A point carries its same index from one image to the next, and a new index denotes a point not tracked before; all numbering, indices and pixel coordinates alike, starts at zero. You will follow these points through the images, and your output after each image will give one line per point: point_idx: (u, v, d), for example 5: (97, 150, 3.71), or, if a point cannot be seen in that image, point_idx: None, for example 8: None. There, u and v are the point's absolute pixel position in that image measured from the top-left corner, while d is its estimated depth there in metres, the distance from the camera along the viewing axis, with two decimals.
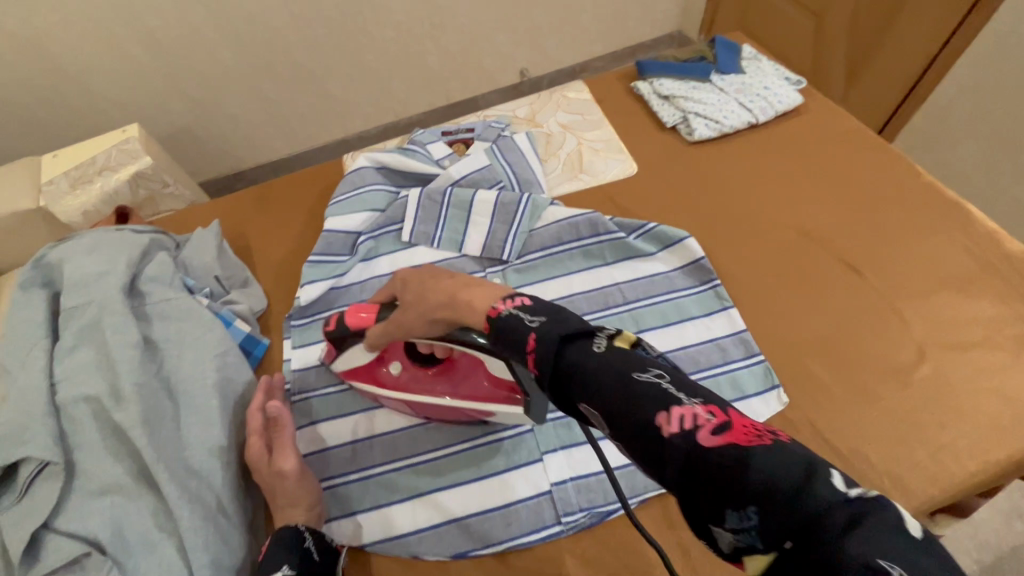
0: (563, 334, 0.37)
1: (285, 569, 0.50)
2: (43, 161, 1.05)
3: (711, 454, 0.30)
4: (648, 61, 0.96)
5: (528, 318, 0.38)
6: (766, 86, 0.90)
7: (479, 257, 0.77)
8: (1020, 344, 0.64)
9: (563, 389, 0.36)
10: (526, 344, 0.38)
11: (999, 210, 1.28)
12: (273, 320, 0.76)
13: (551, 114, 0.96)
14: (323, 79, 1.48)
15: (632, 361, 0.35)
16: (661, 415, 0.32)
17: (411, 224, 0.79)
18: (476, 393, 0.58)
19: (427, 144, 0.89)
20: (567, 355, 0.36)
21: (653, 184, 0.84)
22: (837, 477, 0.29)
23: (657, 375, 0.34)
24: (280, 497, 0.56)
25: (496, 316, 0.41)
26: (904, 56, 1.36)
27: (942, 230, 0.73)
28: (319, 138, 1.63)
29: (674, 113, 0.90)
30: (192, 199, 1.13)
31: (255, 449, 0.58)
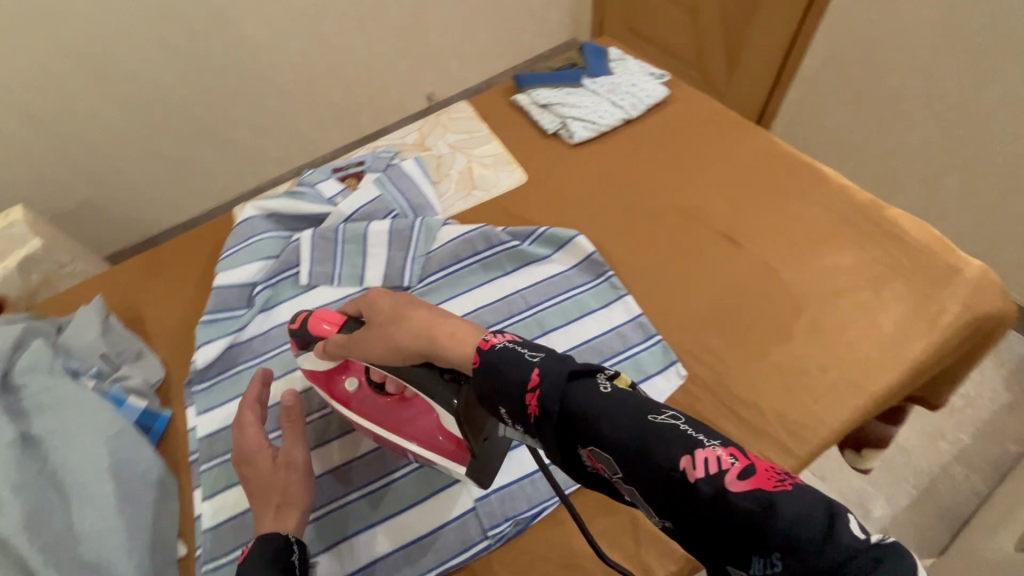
0: (569, 372, 0.41)
1: None
2: None
3: (741, 500, 0.34)
4: (524, 75, 1.01)
5: (530, 355, 0.42)
6: (633, 84, 0.96)
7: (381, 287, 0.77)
8: (879, 283, 0.70)
9: (571, 429, 0.40)
10: (527, 383, 0.41)
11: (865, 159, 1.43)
12: (173, 389, 0.72)
13: (440, 136, 0.98)
14: (223, 132, 1.48)
15: (644, 404, 0.39)
16: (688, 461, 0.36)
17: (308, 266, 0.78)
18: (428, 435, 0.56)
19: (317, 184, 0.87)
20: (575, 395, 0.40)
21: (542, 190, 0.87)
22: (851, 518, 0.33)
23: (672, 419, 0.38)
24: (275, 496, 0.54)
25: (490, 349, 0.45)
26: (768, 37, 1.53)
27: (802, 192, 0.80)
28: (227, 191, 1.59)
29: (554, 120, 0.94)
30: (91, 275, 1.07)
31: (255, 443, 0.57)
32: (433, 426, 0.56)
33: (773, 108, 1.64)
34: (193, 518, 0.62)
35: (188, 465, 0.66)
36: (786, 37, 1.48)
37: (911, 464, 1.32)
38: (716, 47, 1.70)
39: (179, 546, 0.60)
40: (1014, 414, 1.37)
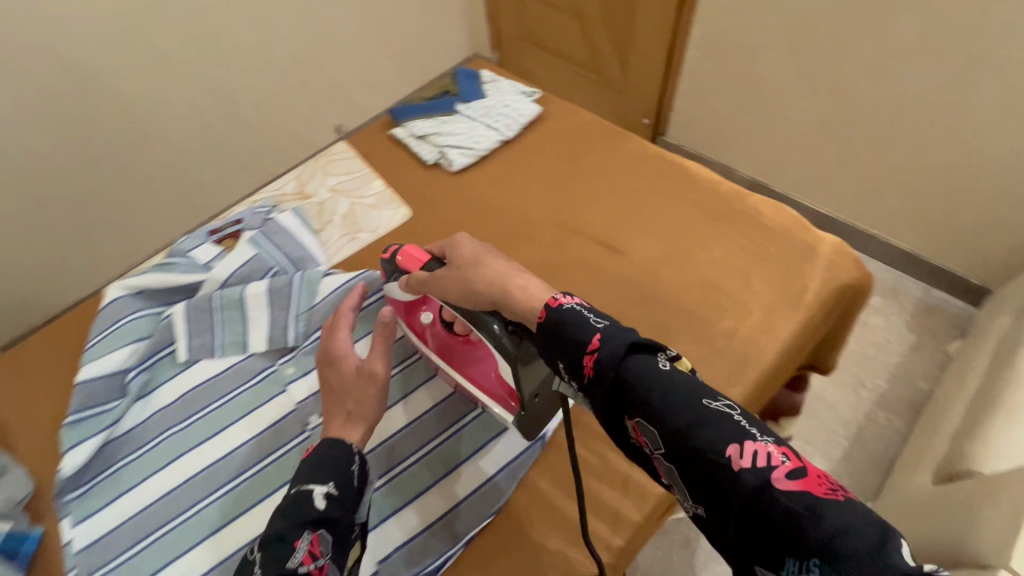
0: (630, 344, 0.46)
1: (330, 486, 0.52)
2: None
3: (787, 496, 0.37)
4: (399, 109, 1.00)
5: (596, 320, 0.47)
6: (506, 104, 0.97)
7: (267, 350, 0.74)
8: (749, 270, 0.74)
9: (622, 396, 0.45)
10: (587, 345, 0.47)
11: (755, 141, 1.59)
12: (44, 501, 0.66)
13: (320, 181, 0.96)
14: (113, 197, 1.43)
15: (703, 391, 0.44)
16: (738, 450, 0.40)
17: (185, 340, 0.74)
18: (484, 376, 0.65)
19: (191, 251, 0.83)
20: (632, 365, 0.45)
21: (427, 223, 0.86)
22: (903, 544, 0.35)
23: (726, 408, 0.42)
24: (348, 404, 0.59)
25: (558, 307, 0.50)
26: (652, 30, 1.56)
27: (673, 191, 0.83)
28: (129, 257, 1.54)
29: (432, 150, 0.93)
30: None
31: (343, 351, 0.62)
32: (489, 369, 0.64)
33: (670, 101, 1.70)
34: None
35: None
36: (669, 31, 1.52)
37: (837, 415, 1.39)
38: (606, 44, 1.73)
39: None
40: (920, 352, 1.45)
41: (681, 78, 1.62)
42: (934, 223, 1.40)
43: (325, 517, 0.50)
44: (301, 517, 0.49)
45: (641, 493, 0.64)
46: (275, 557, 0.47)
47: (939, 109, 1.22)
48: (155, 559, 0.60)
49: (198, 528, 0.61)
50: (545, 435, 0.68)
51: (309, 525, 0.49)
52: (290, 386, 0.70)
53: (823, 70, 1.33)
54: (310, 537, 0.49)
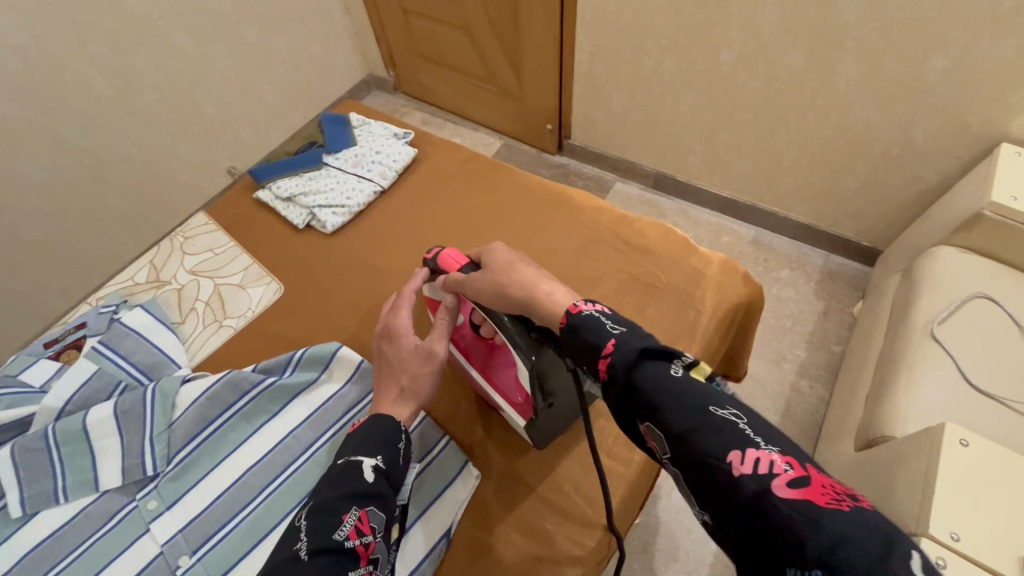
0: (641, 350, 0.43)
1: (376, 460, 0.51)
2: None
3: (786, 503, 0.32)
4: (260, 169, 0.91)
5: (612, 325, 0.44)
6: (377, 150, 0.90)
7: (123, 484, 0.63)
8: (644, 303, 0.71)
9: (630, 399, 0.42)
10: (603, 349, 0.44)
11: (651, 128, 1.59)
12: None
13: (178, 263, 0.85)
14: None
15: (712, 395, 0.40)
16: (737, 454, 0.35)
17: (14, 493, 0.61)
18: (506, 383, 0.59)
19: (19, 375, 0.71)
20: (640, 369, 0.42)
21: (302, 296, 0.78)
22: (920, 565, 0.30)
23: (733, 414, 0.38)
24: (403, 380, 0.57)
25: (577, 313, 0.47)
26: (540, 39, 1.55)
27: (561, 225, 0.80)
28: None
29: (301, 213, 0.85)
30: None
31: (404, 327, 0.60)
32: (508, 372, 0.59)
33: (569, 105, 1.70)
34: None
35: None
36: (554, 37, 1.52)
37: (768, 393, 1.39)
38: (498, 54, 1.69)
39: None
40: (830, 317, 1.48)
41: (574, 83, 1.62)
42: (824, 198, 1.46)
43: (373, 493, 0.49)
44: (349, 489, 0.48)
45: None
46: (320, 527, 0.46)
47: (813, 93, 1.27)
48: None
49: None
50: (450, 532, 0.57)
51: (358, 500, 0.48)
52: (153, 525, 0.61)
53: (703, 63, 1.36)
54: (358, 512, 0.47)
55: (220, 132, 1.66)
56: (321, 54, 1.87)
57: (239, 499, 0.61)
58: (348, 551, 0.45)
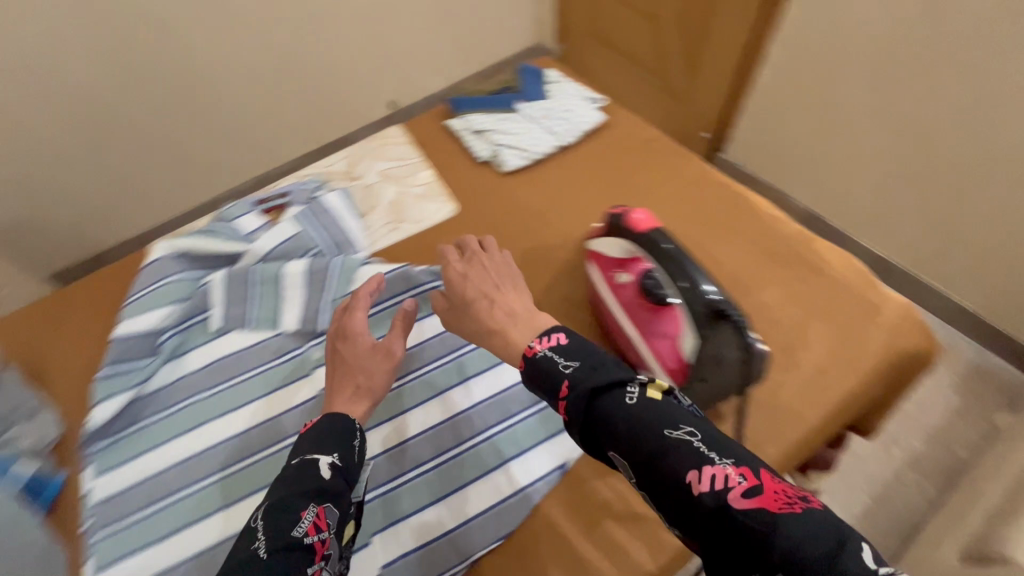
0: (590, 388, 0.47)
1: (332, 457, 0.53)
2: None
3: (744, 515, 0.36)
4: (459, 100, 0.98)
5: (565, 366, 0.48)
6: (569, 109, 0.94)
7: (297, 331, 0.73)
8: (803, 323, 0.69)
9: (595, 435, 0.45)
10: (558, 392, 0.49)
11: (830, 167, 1.40)
12: (70, 448, 0.67)
13: (370, 163, 0.95)
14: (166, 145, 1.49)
15: (666, 416, 0.43)
16: (693, 474, 0.39)
17: (219, 309, 0.74)
18: (660, 348, 0.60)
19: (235, 219, 0.83)
20: (598, 405, 0.45)
21: (472, 221, 0.85)
22: (869, 551, 0.34)
23: (689, 432, 0.42)
24: (359, 380, 0.61)
25: (533, 355, 0.51)
26: (731, 36, 1.40)
27: (734, 223, 0.79)
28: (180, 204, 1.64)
29: (486, 147, 0.91)
30: None
31: (359, 330, 0.63)
32: (665, 337, 0.60)
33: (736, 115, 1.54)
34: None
35: (81, 533, 0.61)
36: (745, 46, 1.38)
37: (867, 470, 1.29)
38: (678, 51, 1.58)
39: None
40: (966, 416, 1.32)
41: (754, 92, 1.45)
42: None
43: (329, 490, 0.51)
44: (310, 487, 0.50)
45: (663, 543, 0.56)
46: (280, 526, 0.47)
47: None
48: (167, 522, 0.61)
49: (210, 500, 0.62)
50: (563, 467, 0.61)
51: (316, 497, 0.50)
52: (314, 371, 0.70)
53: None
54: (316, 510, 0.49)
55: None
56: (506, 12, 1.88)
57: None
58: (306, 547, 0.47)
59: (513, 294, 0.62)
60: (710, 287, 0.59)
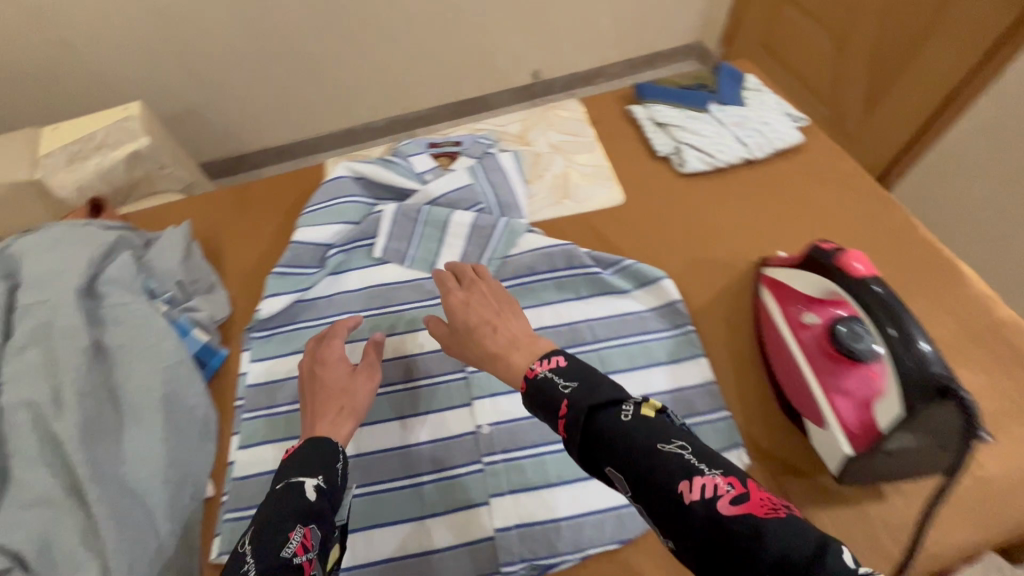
0: (590, 405, 0.44)
1: (316, 478, 0.50)
2: (43, 132, 1.16)
3: (732, 521, 0.37)
4: (647, 85, 0.93)
5: (564, 387, 0.46)
6: (766, 122, 0.87)
7: None
8: (998, 423, 0.61)
9: (595, 450, 0.44)
10: (558, 411, 0.46)
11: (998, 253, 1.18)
12: (234, 330, 0.74)
13: (544, 133, 0.93)
14: (326, 68, 1.59)
15: (660, 431, 0.42)
16: (685, 483, 0.39)
17: (383, 239, 0.76)
18: (842, 407, 0.55)
19: (410, 156, 0.85)
20: (598, 420, 0.44)
21: (637, 215, 0.82)
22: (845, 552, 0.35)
23: (679, 446, 0.41)
24: (341, 402, 0.58)
25: (535, 378, 0.49)
26: (920, 88, 1.22)
27: (932, 291, 0.70)
28: (325, 126, 1.79)
29: (667, 143, 0.87)
30: (187, 180, 1.30)
31: (336, 353, 0.61)
32: (850, 396, 0.54)
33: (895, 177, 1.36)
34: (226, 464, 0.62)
35: (232, 409, 0.66)
36: (943, 90, 1.18)
37: None
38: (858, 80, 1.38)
39: (208, 486, 0.61)
40: None
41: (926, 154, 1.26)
42: None
43: (315, 511, 0.48)
44: (295, 509, 0.47)
45: None
46: (264, 548, 0.44)
47: None
48: None
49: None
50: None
51: (302, 518, 0.47)
52: None
53: None
54: (302, 530, 0.46)
55: (556, 37, 1.75)
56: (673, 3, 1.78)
57: None
58: (295, 567, 0.44)
59: (516, 323, 0.57)
60: (926, 342, 0.49)
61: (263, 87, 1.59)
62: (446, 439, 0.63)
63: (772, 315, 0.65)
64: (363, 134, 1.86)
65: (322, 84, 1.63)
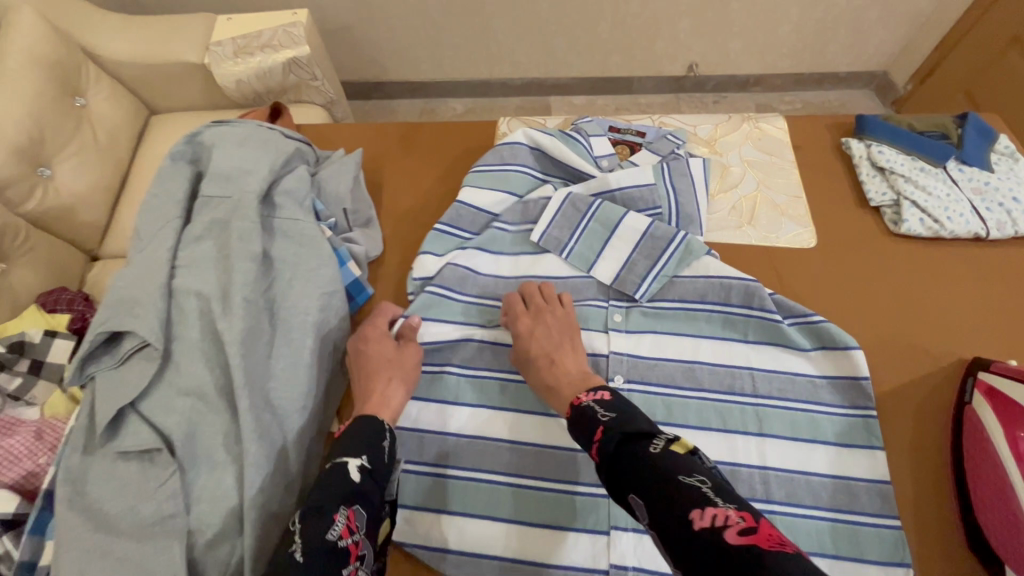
0: (625, 432, 0.49)
1: (360, 458, 0.50)
2: (216, 22, 1.19)
3: (734, 546, 0.37)
4: (873, 118, 0.81)
5: (602, 414, 0.51)
6: (1016, 197, 0.72)
7: (607, 286, 0.69)
8: None
9: (622, 473, 0.47)
10: (594, 436, 0.51)
11: None
12: (383, 270, 0.73)
13: (735, 144, 0.83)
14: (484, 15, 1.54)
15: (683, 464, 0.44)
16: (696, 511, 0.40)
17: (545, 226, 0.71)
18: None
19: (592, 136, 0.79)
20: (626, 447, 0.48)
21: (829, 266, 0.72)
22: None
23: (699, 481, 0.43)
24: (388, 375, 0.59)
25: (578, 405, 0.54)
26: None
27: None
28: (463, 73, 1.76)
29: (885, 192, 0.75)
30: (331, 99, 1.31)
31: (376, 333, 0.63)
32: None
33: None
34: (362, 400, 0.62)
35: None
36: None
37: None
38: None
39: (333, 423, 0.62)
40: None
41: None
42: None
43: (360, 491, 0.48)
44: (339, 489, 0.47)
45: None
46: (310, 528, 0.44)
47: None
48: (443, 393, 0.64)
49: (477, 395, 0.64)
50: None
51: (345, 499, 0.47)
52: (611, 332, 0.66)
53: None
54: (346, 512, 0.46)
55: (732, 33, 1.60)
56: (873, 22, 1.56)
57: (681, 378, 0.63)
58: (341, 551, 0.44)
59: (571, 359, 0.61)
60: None
61: (415, 18, 1.56)
62: (574, 452, 0.61)
63: (986, 429, 0.55)
64: (496, 88, 1.80)
65: (476, 30, 1.59)
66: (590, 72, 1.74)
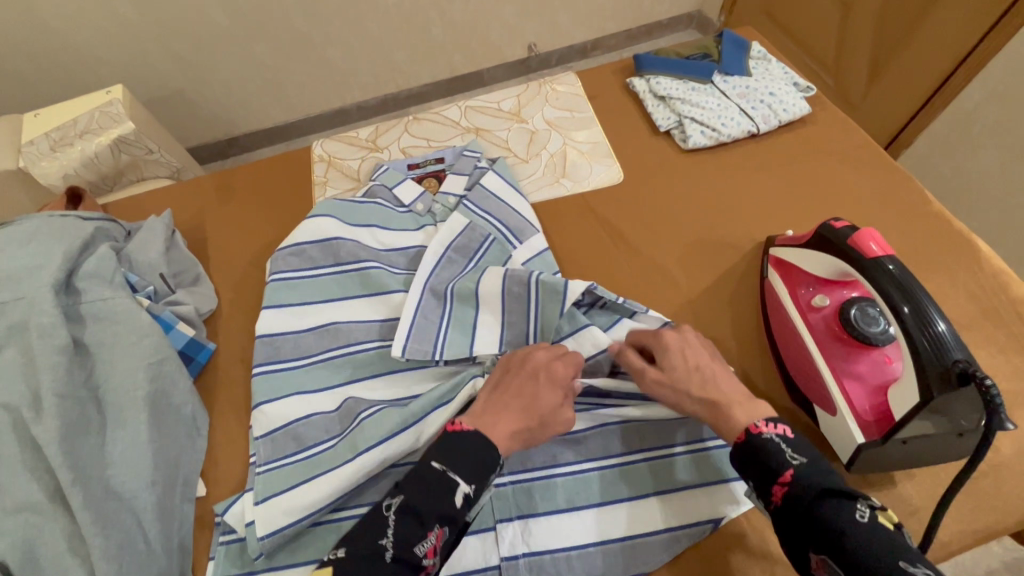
0: (825, 488, 0.44)
1: (467, 487, 0.49)
2: (24, 121, 1.12)
3: None
4: (646, 55, 0.88)
5: (794, 457, 0.46)
6: (772, 91, 0.82)
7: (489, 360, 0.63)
8: (1015, 404, 0.59)
9: (808, 526, 0.43)
10: (777, 477, 0.46)
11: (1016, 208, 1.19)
12: (220, 324, 0.71)
13: (538, 108, 0.89)
14: (315, 46, 1.52)
15: (899, 545, 0.40)
16: None
17: (402, 339, 0.62)
18: (852, 388, 0.53)
19: (395, 186, 0.77)
20: (824, 504, 0.43)
21: (639, 193, 0.78)
22: None
23: (923, 570, 0.39)
24: (520, 424, 0.53)
25: (756, 434, 0.49)
26: (929, 52, 1.22)
27: (942, 265, 0.69)
28: (317, 108, 1.73)
29: (669, 117, 0.83)
30: (175, 169, 1.20)
31: (536, 369, 0.55)
32: (864, 381, 0.53)
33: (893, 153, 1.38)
34: (244, 527, 0.55)
35: (224, 407, 0.65)
36: (952, 62, 1.18)
37: None
38: (865, 47, 1.37)
39: (200, 486, 0.59)
40: None
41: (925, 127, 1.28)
42: None
43: (455, 518, 0.48)
44: (436, 507, 0.47)
45: None
46: (404, 529, 0.47)
47: None
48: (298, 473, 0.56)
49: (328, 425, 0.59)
50: (720, 521, 0.54)
51: (439, 520, 0.47)
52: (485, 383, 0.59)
53: None
54: (437, 532, 0.47)
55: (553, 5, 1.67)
56: None
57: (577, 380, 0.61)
58: (419, 566, 0.46)
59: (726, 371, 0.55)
60: (943, 323, 0.47)
61: (244, 69, 1.51)
62: None
63: (777, 295, 0.63)
64: (353, 114, 1.79)
65: (312, 63, 1.57)
66: (438, 75, 1.77)
